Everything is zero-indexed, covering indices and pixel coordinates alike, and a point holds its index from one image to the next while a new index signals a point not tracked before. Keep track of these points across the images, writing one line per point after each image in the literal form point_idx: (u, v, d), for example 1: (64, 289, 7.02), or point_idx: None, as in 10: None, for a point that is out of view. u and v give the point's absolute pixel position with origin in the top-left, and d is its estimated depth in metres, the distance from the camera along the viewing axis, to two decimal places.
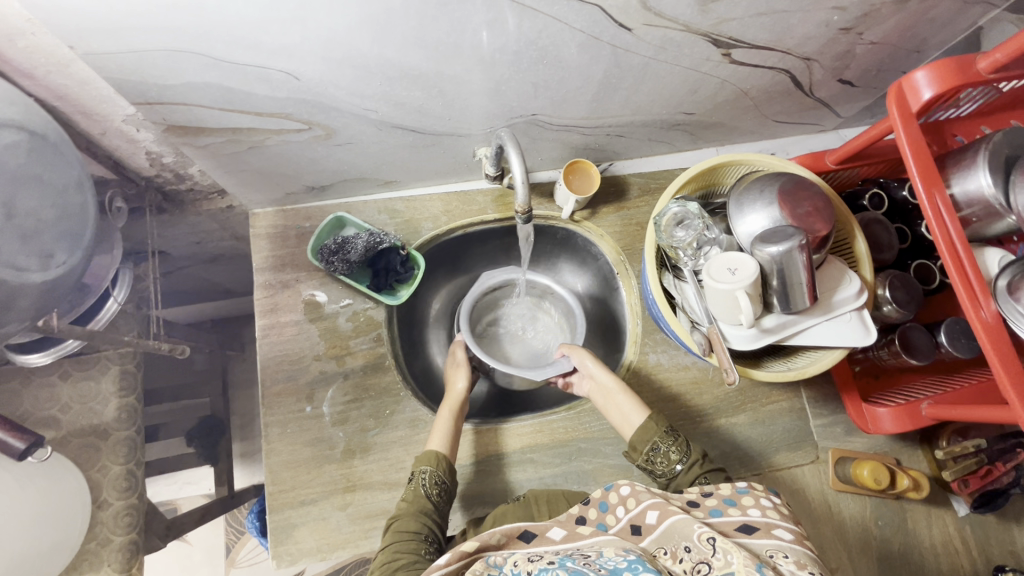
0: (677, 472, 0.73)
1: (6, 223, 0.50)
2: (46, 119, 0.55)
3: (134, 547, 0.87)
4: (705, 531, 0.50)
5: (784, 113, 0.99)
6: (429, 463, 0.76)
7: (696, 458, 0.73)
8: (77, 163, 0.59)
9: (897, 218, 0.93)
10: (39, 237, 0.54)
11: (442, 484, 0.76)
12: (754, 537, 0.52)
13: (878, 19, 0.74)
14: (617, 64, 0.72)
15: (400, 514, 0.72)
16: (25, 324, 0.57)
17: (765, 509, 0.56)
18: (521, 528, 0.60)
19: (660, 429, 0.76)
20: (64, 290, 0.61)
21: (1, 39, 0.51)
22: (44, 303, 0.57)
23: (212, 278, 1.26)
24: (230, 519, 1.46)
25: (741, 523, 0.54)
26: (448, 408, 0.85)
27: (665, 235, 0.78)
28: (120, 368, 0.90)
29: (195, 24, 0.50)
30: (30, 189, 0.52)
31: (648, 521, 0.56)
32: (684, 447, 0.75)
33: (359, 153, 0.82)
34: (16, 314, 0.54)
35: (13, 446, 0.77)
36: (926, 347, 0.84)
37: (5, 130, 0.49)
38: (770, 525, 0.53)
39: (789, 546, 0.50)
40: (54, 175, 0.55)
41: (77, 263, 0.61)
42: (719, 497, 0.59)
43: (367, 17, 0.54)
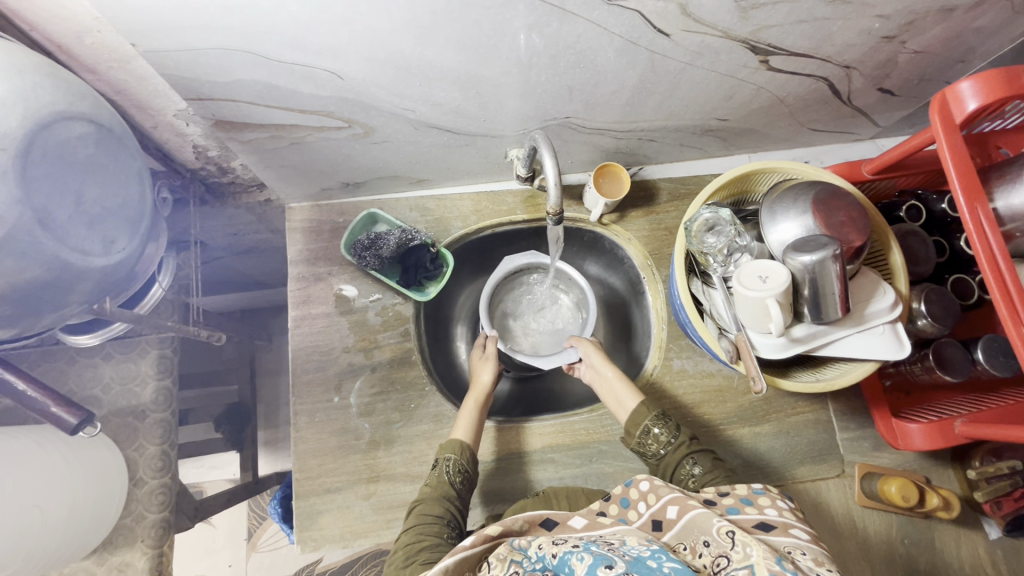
0: (665, 453, 0.76)
1: (74, 210, 0.53)
2: (112, 113, 0.58)
3: (165, 526, 0.90)
4: (723, 526, 0.51)
5: (820, 121, 0.98)
6: (453, 452, 0.78)
7: (684, 440, 0.75)
8: (138, 155, 0.62)
9: (935, 231, 0.91)
10: (103, 224, 0.57)
11: (465, 472, 0.77)
12: (772, 534, 0.52)
13: (922, 28, 0.73)
14: (653, 69, 0.72)
15: (423, 499, 0.73)
16: (82, 306, 0.61)
17: (782, 510, 0.55)
18: (543, 517, 0.60)
19: (651, 413, 0.79)
20: (119, 275, 0.65)
21: (70, 35, 0.54)
22: (102, 286, 0.61)
23: (245, 269, 1.30)
24: (253, 505, 1.50)
25: (759, 521, 0.54)
26: (472, 399, 0.87)
27: (696, 240, 0.78)
28: (159, 352, 0.93)
29: (249, 25, 0.53)
30: (96, 178, 0.55)
31: (668, 516, 0.56)
32: (673, 429, 0.77)
33: (395, 152, 0.83)
34: (77, 296, 0.58)
35: (66, 421, 0.74)
36: (961, 363, 0.82)
37: (75, 123, 0.52)
38: (787, 524, 0.53)
39: (806, 545, 0.50)
40: (118, 165, 0.58)
41: (134, 249, 0.64)
42: (736, 496, 0.58)
43: (411, 20, 0.56)
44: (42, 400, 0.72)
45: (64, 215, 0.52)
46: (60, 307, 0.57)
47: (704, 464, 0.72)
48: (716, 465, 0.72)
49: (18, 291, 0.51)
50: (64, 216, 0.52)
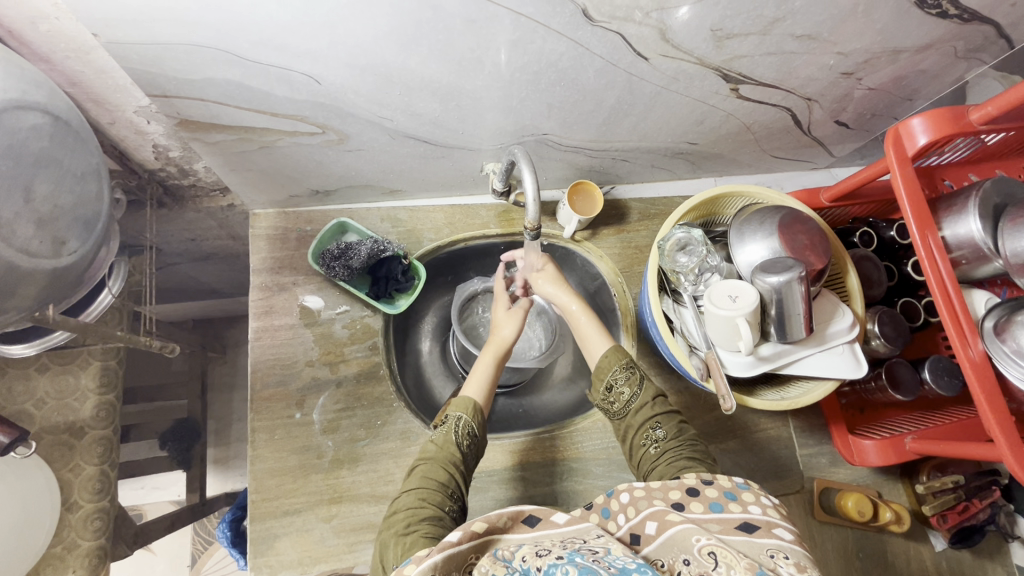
0: (628, 411, 0.76)
1: (23, 207, 0.48)
2: (68, 104, 0.54)
3: (101, 554, 0.84)
4: (705, 545, 0.50)
5: (782, 149, 1.02)
6: (465, 411, 0.74)
7: (648, 399, 0.76)
8: (95, 151, 0.58)
9: (885, 257, 0.96)
10: (53, 223, 0.52)
11: (473, 435, 0.73)
12: (754, 536, 0.53)
13: (876, 67, 0.78)
14: (631, 91, 0.74)
15: (428, 457, 0.70)
16: (23, 314, 0.55)
17: (766, 507, 0.57)
18: (526, 513, 0.58)
19: (616, 365, 0.78)
20: (69, 280, 0.59)
21: (23, 21, 0.51)
22: (48, 292, 0.56)
23: (200, 277, 1.24)
24: (198, 529, 1.40)
25: (741, 520, 0.56)
26: (490, 355, 0.83)
27: (668, 259, 0.81)
28: (102, 364, 0.87)
29: (223, 22, 0.50)
30: (49, 173, 0.51)
31: (648, 531, 0.56)
32: (637, 385, 0.77)
33: (369, 160, 0.81)
34: (18, 302, 0.52)
35: None
36: (910, 382, 0.86)
37: (30, 114, 0.48)
38: (770, 524, 0.55)
39: (788, 547, 0.51)
40: (73, 161, 0.54)
41: (87, 251, 0.59)
42: (720, 489, 0.60)
43: (395, 26, 0.55)
44: None
45: (13, 212, 0.47)
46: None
47: (669, 430, 0.73)
48: (679, 430, 0.74)
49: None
50: (13, 213, 0.47)
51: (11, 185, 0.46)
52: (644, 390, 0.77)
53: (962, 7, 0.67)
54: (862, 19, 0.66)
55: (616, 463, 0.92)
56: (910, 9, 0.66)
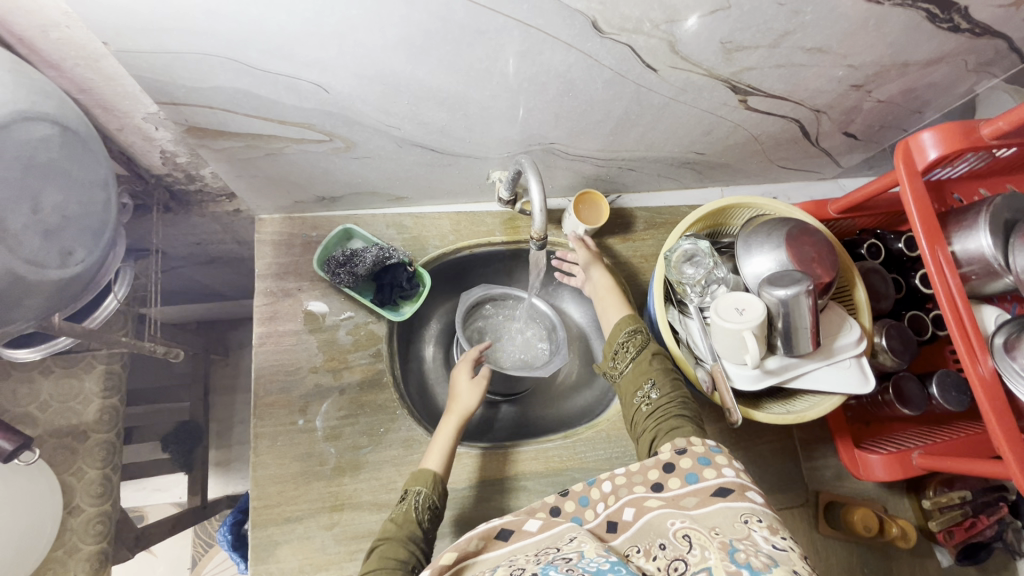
0: (629, 370, 0.77)
1: (30, 218, 0.48)
2: (78, 114, 0.54)
3: (102, 558, 0.84)
4: (679, 528, 0.51)
5: (789, 159, 1.02)
6: (425, 484, 0.74)
7: (647, 357, 0.76)
8: (104, 161, 0.58)
9: (893, 269, 0.96)
10: (60, 234, 0.53)
11: (433, 508, 0.73)
12: (730, 501, 0.53)
13: (886, 79, 0.78)
14: (639, 102, 0.74)
15: (388, 536, 0.68)
16: (30, 322, 0.55)
17: (738, 471, 0.57)
18: (498, 528, 0.58)
19: (626, 328, 0.80)
20: (76, 288, 0.59)
21: (34, 29, 0.51)
22: (55, 300, 0.56)
23: (205, 280, 1.24)
24: (199, 531, 1.40)
25: (717, 486, 0.56)
26: (454, 417, 0.83)
27: (675, 270, 0.80)
28: (106, 368, 0.87)
29: (233, 31, 0.50)
30: (58, 183, 0.51)
31: (625, 518, 0.57)
32: (640, 345, 0.78)
33: (376, 168, 0.81)
34: (26, 310, 0.52)
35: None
36: (918, 398, 0.85)
37: (39, 124, 0.48)
38: (744, 488, 0.55)
39: (761, 509, 0.52)
40: (81, 171, 0.54)
41: (94, 260, 0.59)
42: (694, 457, 0.60)
43: (403, 37, 0.55)
44: None
45: (20, 223, 0.47)
46: (6, 322, 0.51)
47: (663, 387, 0.73)
48: (674, 387, 0.74)
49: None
50: (20, 224, 0.47)
51: (19, 194, 0.47)
52: (645, 349, 0.77)
53: (974, 21, 0.67)
54: (873, 33, 0.66)
55: (620, 473, 0.91)
56: (922, 23, 0.65)
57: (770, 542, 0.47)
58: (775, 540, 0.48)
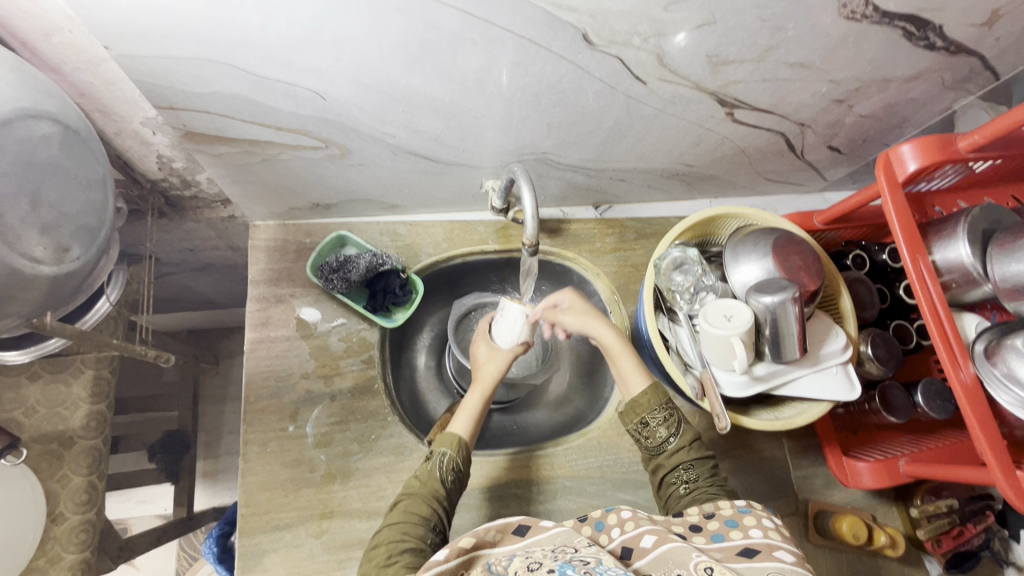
0: (663, 450, 0.75)
1: (28, 214, 0.49)
2: (78, 115, 0.54)
3: (85, 567, 0.83)
4: (702, 561, 0.50)
5: (776, 172, 1.04)
6: (450, 445, 0.73)
7: (684, 444, 0.74)
8: (103, 161, 0.59)
9: (877, 280, 0.98)
10: (57, 231, 0.53)
11: (456, 472, 0.72)
12: (756, 560, 0.51)
13: (867, 95, 0.80)
14: (629, 113, 0.75)
15: (412, 492, 0.70)
16: (24, 318, 0.56)
17: (766, 530, 0.56)
18: (515, 525, 0.59)
19: (655, 403, 0.75)
20: (71, 287, 0.60)
21: (37, 32, 0.52)
22: (49, 297, 0.57)
23: (196, 287, 1.23)
24: (184, 544, 1.38)
25: (743, 545, 0.54)
26: (478, 391, 0.80)
27: (664, 278, 0.81)
28: (95, 374, 0.87)
29: (233, 37, 0.51)
30: (57, 181, 0.52)
31: (643, 545, 0.54)
32: (674, 428, 0.75)
33: (371, 175, 0.83)
34: (20, 305, 0.53)
35: None
36: (904, 406, 0.86)
37: (41, 122, 0.49)
38: (772, 547, 0.53)
39: (790, 569, 0.50)
40: (80, 170, 0.55)
41: (88, 259, 0.60)
42: (722, 519, 0.60)
43: (401, 47, 0.56)
44: None
45: (18, 219, 0.48)
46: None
47: (701, 469, 0.72)
48: (712, 476, 0.72)
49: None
50: (18, 220, 0.48)
51: (21, 189, 0.48)
52: (680, 435, 0.75)
53: (949, 39, 0.70)
54: (852, 49, 0.69)
55: (610, 482, 0.91)
56: (899, 40, 0.68)
57: None
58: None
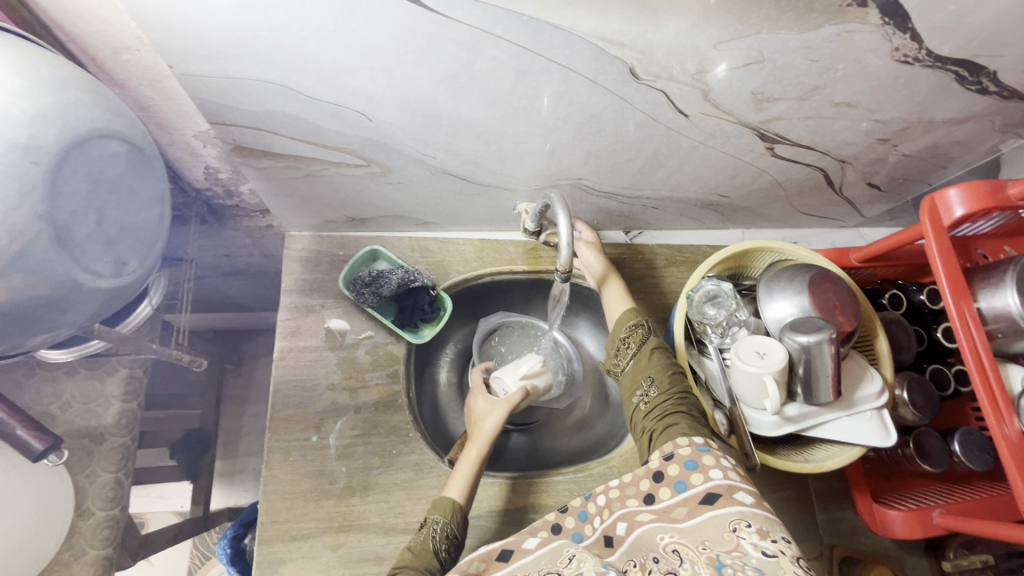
0: (631, 365, 0.79)
1: (94, 229, 0.54)
2: (146, 134, 0.59)
3: (107, 563, 0.84)
4: (670, 543, 0.54)
5: (812, 206, 1.03)
6: (442, 513, 0.72)
7: (647, 353, 0.78)
8: (164, 177, 0.63)
9: (914, 320, 0.95)
10: (118, 245, 0.58)
11: (452, 538, 0.70)
12: (717, 507, 0.55)
13: (913, 134, 0.79)
14: (668, 144, 0.75)
15: (403, 565, 0.66)
16: (82, 322, 0.60)
17: (726, 470, 0.58)
18: (498, 550, 0.59)
19: (627, 322, 0.82)
20: (128, 295, 0.64)
21: (107, 51, 0.55)
22: (107, 304, 0.61)
23: (228, 291, 1.26)
24: (198, 542, 1.39)
25: (704, 492, 0.57)
26: (474, 448, 0.78)
27: (696, 310, 0.80)
28: (128, 373, 0.89)
29: (291, 61, 0.53)
30: (120, 199, 0.56)
31: (619, 533, 0.59)
32: (644, 338, 0.80)
33: (408, 194, 0.84)
34: (78, 312, 0.58)
35: (30, 448, 0.68)
36: (938, 453, 0.84)
37: (111, 142, 0.53)
38: (730, 489, 0.56)
39: (749, 512, 0.54)
40: (143, 186, 0.59)
41: (144, 271, 0.64)
42: (680, 461, 0.61)
43: (450, 75, 0.58)
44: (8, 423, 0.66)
45: (83, 233, 0.53)
46: (56, 323, 0.57)
47: (661, 383, 0.74)
48: (673, 384, 0.74)
49: (19, 307, 0.51)
50: (83, 234, 0.53)
51: (85, 206, 0.52)
52: (648, 344, 0.79)
53: (1002, 84, 0.68)
54: (900, 90, 0.68)
55: None
56: (950, 83, 0.67)
57: (759, 552, 0.49)
58: (764, 546, 0.51)
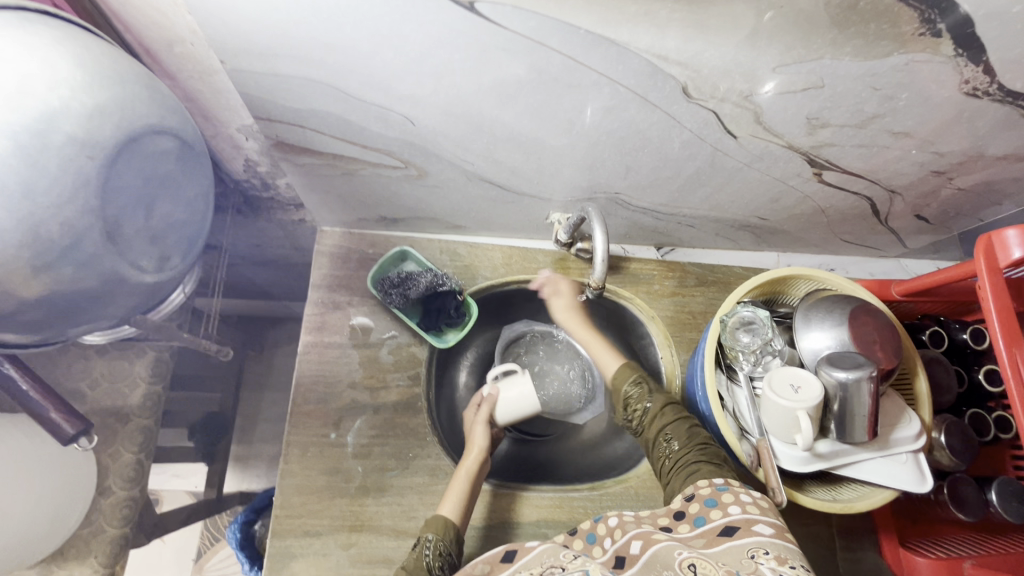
0: (646, 423, 0.78)
1: (142, 224, 0.54)
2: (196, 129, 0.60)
3: (122, 542, 0.85)
4: (685, 558, 0.52)
5: (853, 234, 1.00)
6: (435, 530, 0.72)
7: (659, 411, 0.77)
8: (210, 175, 0.63)
9: (954, 360, 0.91)
10: (162, 241, 0.58)
11: (446, 555, 0.70)
12: (737, 538, 0.54)
13: (971, 168, 0.76)
14: (712, 164, 0.73)
15: None
16: (121, 314, 0.61)
17: (745, 505, 0.58)
18: (502, 552, 0.58)
19: (628, 381, 0.82)
20: (167, 290, 0.65)
21: (161, 43, 0.56)
22: (146, 298, 0.61)
23: (255, 280, 1.27)
24: (209, 524, 1.40)
25: (723, 526, 0.56)
26: (465, 469, 0.81)
27: (730, 336, 0.78)
28: (156, 356, 0.91)
29: (340, 63, 0.53)
30: (168, 197, 0.56)
31: (632, 552, 0.56)
32: (650, 395, 0.79)
33: (442, 198, 0.83)
34: (118, 305, 0.58)
35: (62, 430, 0.68)
36: (974, 503, 0.80)
37: (164, 138, 0.54)
38: (750, 522, 0.56)
39: (768, 542, 0.53)
40: (190, 184, 0.59)
41: (185, 267, 0.64)
42: (700, 500, 0.61)
43: (498, 83, 0.56)
44: (42, 404, 0.67)
45: (132, 227, 0.53)
46: (97, 314, 0.57)
47: (680, 437, 0.73)
48: (692, 434, 0.73)
49: (65, 297, 0.52)
50: (132, 229, 0.53)
51: (135, 202, 0.53)
52: (657, 399, 0.78)
53: None
54: (963, 123, 0.65)
55: None
56: (1017, 119, 0.64)
57: None
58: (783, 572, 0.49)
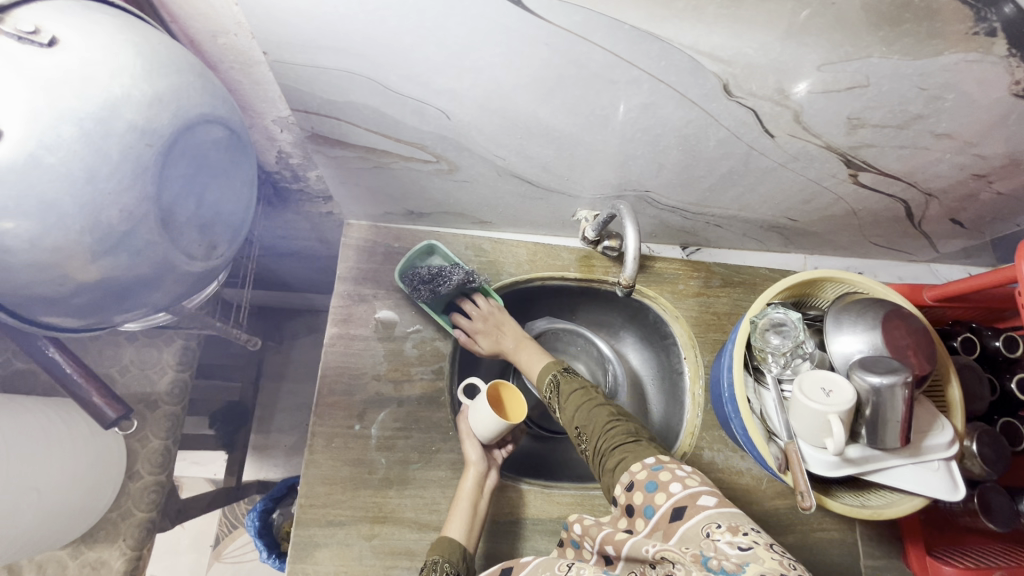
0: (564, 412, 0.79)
1: (194, 212, 0.55)
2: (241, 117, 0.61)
3: (149, 526, 0.87)
4: (655, 552, 0.51)
5: (884, 237, 0.98)
6: (442, 551, 0.72)
7: (569, 399, 0.78)
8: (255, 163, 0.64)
9: (987, 367, 0.89)
10: (212, 229, 0.59)
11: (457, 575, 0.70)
12: (686, 519, 0.53)
13: (1013, 172, 0.74)
14: (746, 163, 0.72)
15: None
16: (166, 300, 0.62)
17: (683, 479, 0.58)
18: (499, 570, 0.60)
19: (547, 375, 0.84)
20: (212, 274, 0.67)
21: (206, 34, 0.56)
22: (193, 284, 0.63)
23: (278, 271, 1.28)
24: (227, 511, 1.42)
25: (670, 508, 0.56)
26: (469, 483, 0.80)
27: (760, 337, 0.77)
28: (183, 344, 0.92)
29: (381, 56, 0.53)
30: (219, 184, 0.58)
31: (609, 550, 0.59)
32: (569, 384, 0.81)
33: (470, 193, 0.83)
34: (166, 291, 0.59)
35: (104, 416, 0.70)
36: (1005, 512, 0.79)
37: (215, 127, 0.55)
38: (693, 497, 0.55)
39: (716, 512, 0.52)
40: (239, 172, 0.61)
41: (230, 253, 0.66)
42: (642, 488, 0.60)
43: (538, 78, 0.56)
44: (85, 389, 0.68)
45: (185, 216, 0.54)
46: (146, 300, 0.59)
47: (586, 427, 0.73)
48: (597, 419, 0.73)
49: (122, 282, 0.54)
50: (185, 217, 0.55)
51: (188, 191, 0.54)
52: (572, 387, 0.80)
53: None
54: (1009, 125, 0.63)
55: None
56: None
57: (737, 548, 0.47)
58: (738, 540, 0.49)
